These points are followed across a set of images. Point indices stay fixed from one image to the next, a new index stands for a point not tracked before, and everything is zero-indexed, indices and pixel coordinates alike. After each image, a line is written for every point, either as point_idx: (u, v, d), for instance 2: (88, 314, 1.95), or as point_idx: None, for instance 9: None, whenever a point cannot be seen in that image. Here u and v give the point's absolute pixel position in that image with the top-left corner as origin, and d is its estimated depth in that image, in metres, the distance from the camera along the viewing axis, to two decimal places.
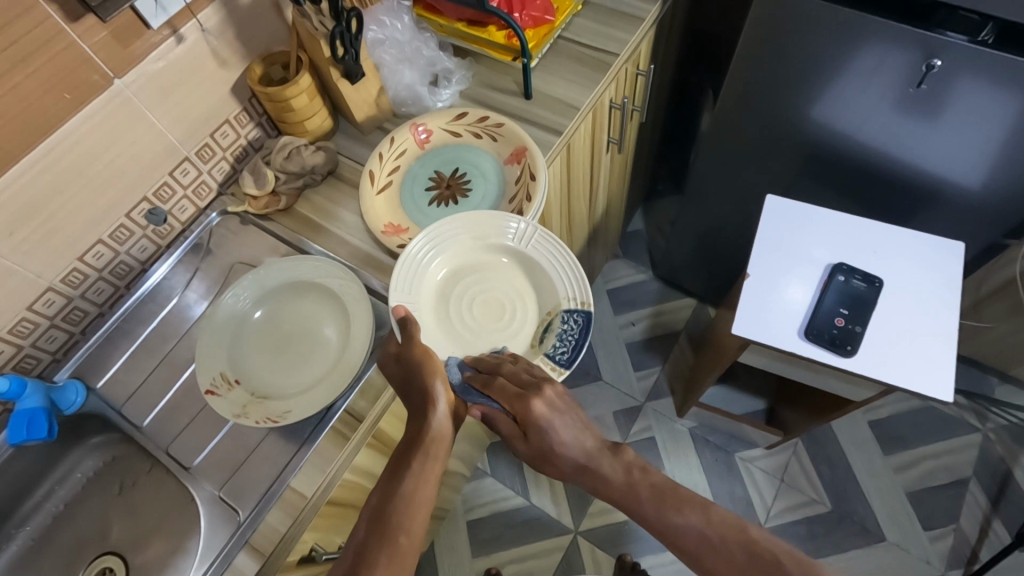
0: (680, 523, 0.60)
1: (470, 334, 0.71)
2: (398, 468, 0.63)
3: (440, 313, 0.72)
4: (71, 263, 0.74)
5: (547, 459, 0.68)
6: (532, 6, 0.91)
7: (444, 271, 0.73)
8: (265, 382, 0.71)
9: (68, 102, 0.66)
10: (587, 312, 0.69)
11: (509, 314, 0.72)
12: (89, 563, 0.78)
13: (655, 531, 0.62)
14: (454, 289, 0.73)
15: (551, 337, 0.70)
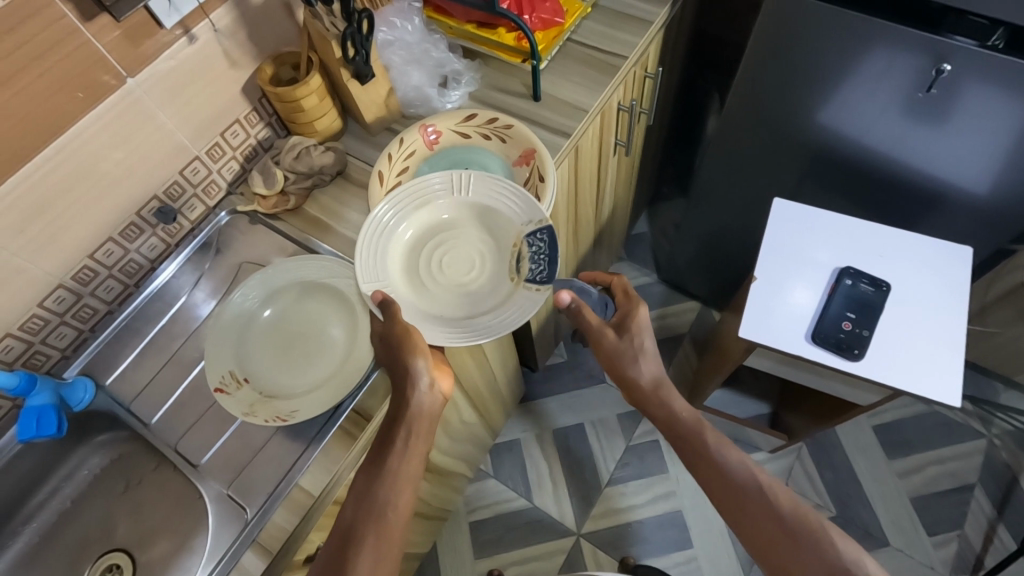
0: (741, 471, 0.68)
1: (450, 295, 0.70)
2: (383, 451, 0.66)
3: (413, 286, 0.70)
4: (82, 260, 0.74)
5: (631, 360, 0.73)
6: (541, 9, 0.91)
7: (407, 248, 0.72)
8: (273, 381, 0.71)
9: (81, 100, 0.66)
10: (547, 227, 0.68)
11: (480, 263, 0.71)
12: (94, 562, 0.78)
13: (709, 473, 0.69)
14: (421, 259, 0.71)
15: (524, 262, 0.69)
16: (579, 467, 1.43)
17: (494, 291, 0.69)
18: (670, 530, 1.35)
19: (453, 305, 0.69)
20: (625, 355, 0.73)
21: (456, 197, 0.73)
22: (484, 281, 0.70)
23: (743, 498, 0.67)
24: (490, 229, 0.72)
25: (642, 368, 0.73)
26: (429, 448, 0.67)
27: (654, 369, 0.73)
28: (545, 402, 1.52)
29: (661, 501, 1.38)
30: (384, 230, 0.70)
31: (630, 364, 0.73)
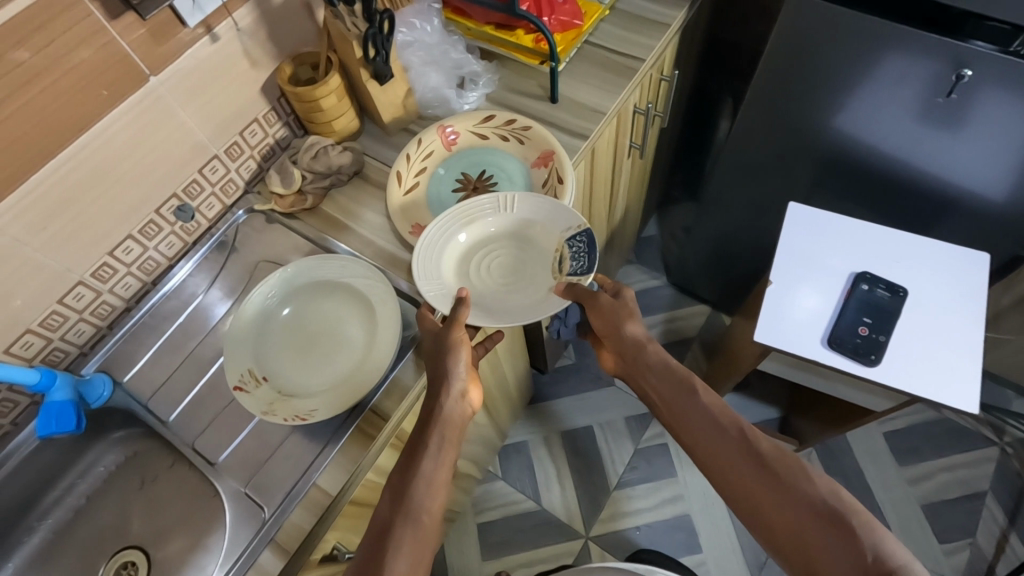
0: (717, 413, 0.68)
1: (498, 299, 0.73)
2: (416, 454, 0.65)
3: (464, 292, 0.73)
4: (102, 257, 0.75)
5: (625, 319, 0.76)
6: (561, 11, 0.92)
7: (461, 256, 0.76)
8: (291, 381, 0.71)
9: (105, 98, 0.66)
10: (587, 231, 0.72)
11: (527, 270, 0.75)
12: (109, 558, 0.78)
13: (690, 420, 0.69)
14: (471, 269, 0.75)
15: (565, 261, 0.72)
16: (587, 470, 1.43)
17: (540, 293, 0.72)
18: (678, 534, 1.35)
19: (503, 306, 0.72)
20: (619, 313, 0.77)
21: (505, 212, 0.77)
22: (531, 283, 0.74)
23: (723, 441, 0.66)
24: (535, 237, 0.76)
25: (635, 326, 0.76)
26: (457, 458, 0.67)
27: (641, 330, 0.76)
28: (553, 405, 1.52)
29: (670, 505, 1.38)
30: (436, 246, 0.74)
31: (623, 322, 0.76)
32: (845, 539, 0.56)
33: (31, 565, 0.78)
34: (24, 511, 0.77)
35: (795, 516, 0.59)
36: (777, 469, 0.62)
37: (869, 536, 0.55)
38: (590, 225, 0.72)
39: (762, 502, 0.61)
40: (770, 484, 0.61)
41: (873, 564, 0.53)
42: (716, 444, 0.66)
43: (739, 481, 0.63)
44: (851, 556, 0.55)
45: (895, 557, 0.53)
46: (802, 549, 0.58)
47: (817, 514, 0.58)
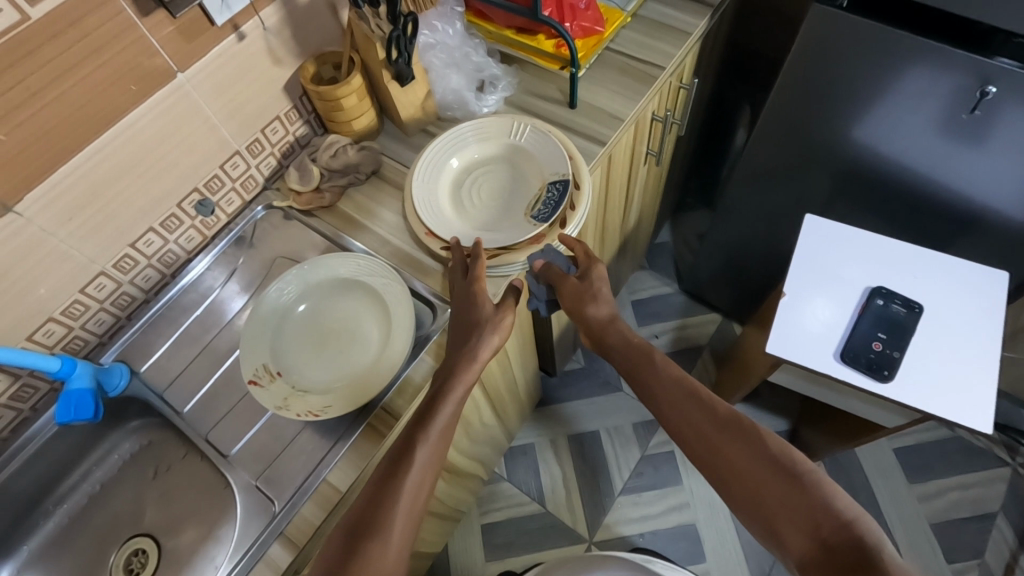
0: (679, 384, 0.69)
1: (479, 217, 0.81)
2: (414, 437, 0.61)
3: (452, 205, 0.82)
4: (124, 249, 0.76)
5: (589, 298, 0.76)
6: (583, 17, 0.92)
7: (458, 175, 0.84)
8: (304, 375, 0.72)
9: (134, 93, 0.67)
10: (565, 180, 0.79)
11: (510, 198, 0.82)
12: (122, 545, 0.79)
13: (657, 387, 0.70)
14: (463, 187, 0.83)
15: (538, 204, 0.80)
16: (593, 474, 1.43)
17: (514, 222, 0.80)
18: (682, 542, 1.34)
19: (479, 223, 0.81)
20: (583, 294, 0.76)
21: (509, 143, 0.85)
22: (508, 211, 0.81)
23: (688, 406, 0.67)
24: (526, 173, 0.83)
25: (598, 308, 0.76)
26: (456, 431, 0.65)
27: (609, 308, 0.76)
28: (560, 409, 1.52)
29: (675, 513, 1.37)
30: (438, 161, 0.83)
31: (588, 304, 0.76)
32: (799, 493, 0.57)
33: (46, 550, 0.79)
34: (40, 497, 0.79)
35: (752, 473, 0.60)
36: (737, 430, 0.63)
37: (821, 488, 0.56)
38: (570, 178, 0.79)
39: (723, 461, 0.62)
40: (731, 444, 0.62)
41: (822, 514, 0.55)
42: (682, 410, 0.67)
43: (704, 442, 0.64)
44: (803, 508, 0.56)
45: (844, 507, 0.54)
46: (759, 503, 0.59)
47: (772, 469, 0.59)
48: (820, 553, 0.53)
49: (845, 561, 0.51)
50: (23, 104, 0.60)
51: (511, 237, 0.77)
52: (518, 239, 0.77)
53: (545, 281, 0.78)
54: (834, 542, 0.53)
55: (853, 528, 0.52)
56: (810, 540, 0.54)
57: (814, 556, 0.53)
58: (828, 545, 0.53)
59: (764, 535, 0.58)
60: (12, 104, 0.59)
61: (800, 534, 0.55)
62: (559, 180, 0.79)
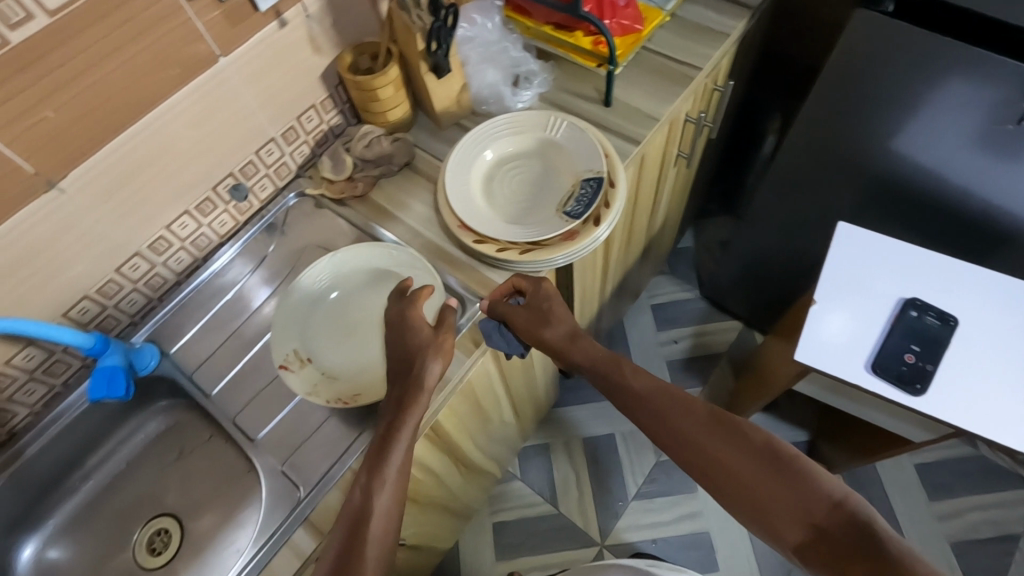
0: (652, 390, 0.68)
1: (510, 210, 0.81)
2: (370, 488, 0.60)
3: (485, 197, 0.82)
4: (158, 231, 0.76)
5: (547, 318, 0.72)
6: (622, 15, 0.91)
7: (491, 167, 0.84)
8: (333, 363, 0.72)
9: (177, 76, 0.68)
10: (599, 178, 0.78)
11: (542, 192, 0.82)
12: (143, 524, 0.80)
13: (633, 394, 0.68)
14: (496, 179, 0.83)
15: (570, 200, 0.79)
16: (607, 478, 1.42)
17: (545, 216, 0.79)
18: (694, 551, 1.33)
19: (511, 216, 0.80)
20: (539, 316, 0.72)
21: (544, 137, 0.85)
22: (539, 205, 0.81)
23: (669, 411, 0.66)
24: (560, 168, 0.83)
25: (554, 328, 0.72)
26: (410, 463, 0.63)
27: (564, 327, 0.72)
28: (576, 410, 1.51)
29: (688, 521, 1.36)
30: (472, 151, 0.83)
31: (545, 325, 0.72)
32: (789, 484, 0.58)
33: (70, 526, 0.79)
34: (66, 473, 0.79)
35: (741, 471, 0.60)
36: (721, 428, 0.63)
37: (807, 473, 0.58)
38: (605, 175, 0.78)
39: (710, 463, 0.62)
40: (716, 443, 0.62)
41: (814, 501, 0.56)
42: (663, 416, 0.66)
43: (688, 447, 0.64)
44: (795, 498, 0.57)
45: (834, 490, 0.56)
46: (751, 501, 0.59)
47: (759, 462, 0.60)
48: (818, 540, 0.55)
49: (844, 547, 0.53)
50: (71, 82, 0.60)
51: (542, 232, 0.77)
52: (551, 235, 0.76)
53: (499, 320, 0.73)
54: (829, 527, 0.55)
55: (847, 511, 0.54)
56: (806, 530, 0.56)
57: (813, 545, 0.55)
58: (824, 531, 0.55)
59: (758, 526, 0.59)
60: (61, 81, 0.59)
61: (795, 524, 0.56)
62: (593, 178, 0.79)
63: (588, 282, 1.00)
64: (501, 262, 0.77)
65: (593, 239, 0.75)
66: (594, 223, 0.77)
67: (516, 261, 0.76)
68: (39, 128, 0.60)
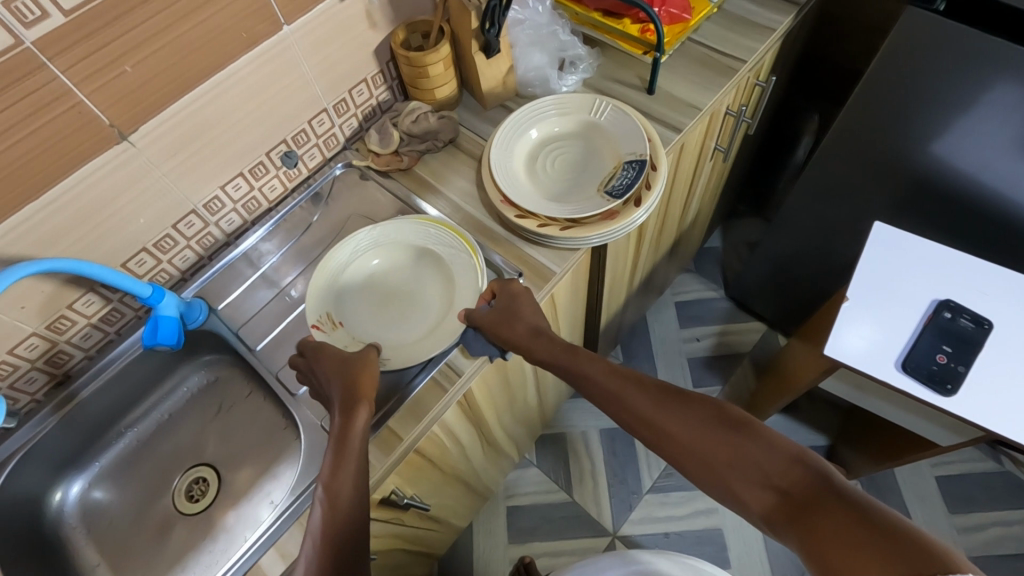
0: (609, 374, 0.65)
1: (552, 187, 0.83)
2: (333, 498, 0.58)
3: (528, 173, 0.85)
4: (214, 191, 0.79)
5: (515, 316, 0.70)
6: (671, 4, 0.93)
7: (535, 146, 0.87)
8: (362, 328, 0.75)
9: (244, 41, 0.71)
10: (642, 160, 0.80)
11: (584, 172, 0.84)
12: (183, 473, 0.83)
13: (592, 379, 0.66)
14: (540, 157, 0.86)
15: (612, 181, 0.81)
16: (623, 469, 1.43)
17: (586, 195, 0.81)
18: (707, 547, 1.33)
19: (553, 194, 0.83)
20: (506, 315, 0.71)
21: (588, 119, 0.87)
22: (581, 184, 0.83)
23: (625, 391, 0.64)
24: (602, 149, 0.85)
25: (519, 327, 0.70)
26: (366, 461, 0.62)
27: (529, 324, 0.70)
28: None
29: (702, 517, 1.36)
30: (519, 129, 0.86)
31: (508, 323, 0.70)
32: (746, 447, 0.55)
33: (114, 469, 0.83)
34: (115, 418, 0.83)
35: (698, 442, 0.57)
36: (677, 401, 0.60)
37: (763, 435, 0.55)
38: (648, 158, 0.80)
39: (668, 438, 0.59)
40: (670, 416, 0.59)
41: (772, 461, 0.53)
42: (620, 396, 0.64)
43: (645, 425, 0.61)
44: (754, 461, 0.54)
45: (789, 447, 0.53)
46: (710, 471, 0.56)
47: (716, 429, 0.57)
48: (779, 502, 0.51)
49: (806, 504, 0.49)
50: (149, 40, 0.63)
51: (583, 210, 0.79)
52: (592, 213, 0.78)
53: (476, 329, 0.72)
54: (790, 486, 0.51)
55: (804, 466, 0.51)
56: (769, 493, 0.52)
57: (777, 509, 0.51)
58: (786, 492, 0.51)
59: (721, 497, 0.56)
60: (140, 38, 0.62)
61: (756, 488, 0.53)
62: (636, 160, 0.81)
63: (619, 269, 1.01)
64: (541, 237, 0.78)
65: (630, 221, 0.77)
66: (634, 205, 0.78)
67: (556, 236, 0.77)
68: (117, 82, 0.63)
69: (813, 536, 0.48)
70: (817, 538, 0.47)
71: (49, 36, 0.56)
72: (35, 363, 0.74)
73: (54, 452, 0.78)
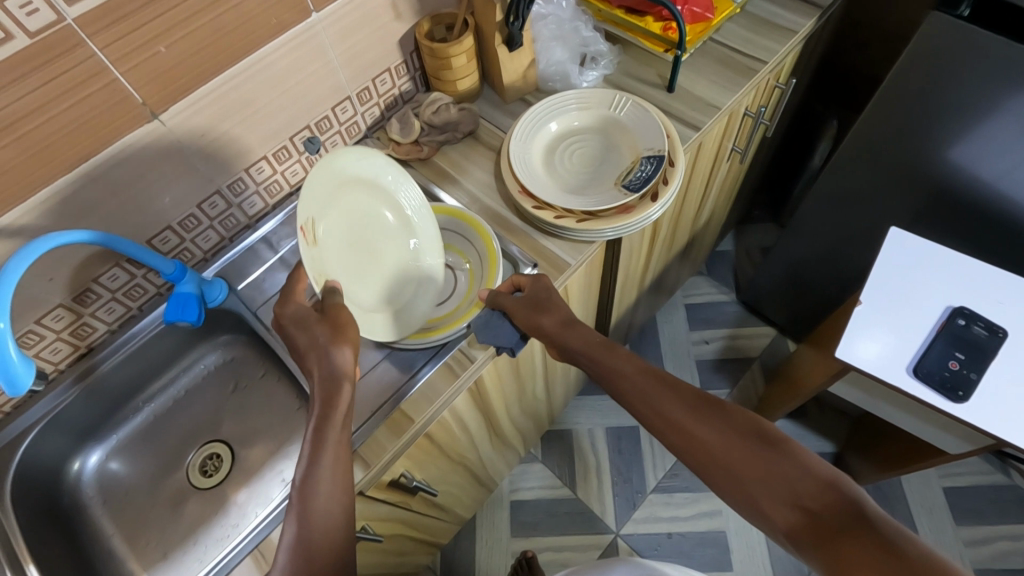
0: (641, 372, 0.64)
1: (569, 180, 0.85)
2: (306, 492, 0.56)
3: (546, 165, 0.86)
4: (238, 173, 0.81)
5: (544, 305, 0.71)
6: (694, 3, 0.94)
7: (553, 139, 0.88)
8: (327, 252, 0.68)
9: (274, 26, 0.72)
10: (660, 156, 0.81)
11: (601, 167, 0.85)
12: (197, 449, 0.85)
13: (622, 374, 0.65)
14: (558, 150, 0.87)
15: (630, 176, 0.82)
16: (628, 468, 1.43)
17: (602, 189, 0.83)
18: (710, 549, 1.33)
19: (570, 186, 0.84)
20: (537, 305, 0.71)
21: (607, 114, 0.88)
22: (598, 178, 0.84)
23: (656, 392, 0.62)
24: (621, 146, 0.86)
25: (549, 318, 0.70)
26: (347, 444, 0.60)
27: (560, 315, 0.70)
28: (603, 400, 1.53)
29: (705, 519, 1.36)
30: (538, 121, 0.87)
31: (540, 314, 0.70)
32: (778, 464, 0.54)
33: (131, 442, 0.85)
34: (133, 392, 0.85)
35: (728, 453, 0.56)
36: (709, 410, 0.60)
37: (795, 454, 0.55)
38: (666, 154, 0.81)
39: (697, 446, 0.58)
40: (701, 424, 0.59)
41: (804, 482, 0.53)
42: (649, 398, 0.62)
43: (675, 430, 0.60)
44: (784, 479, 0.53)
45: (821, 471, 0.53)
46: (738, 484, 0.55)
47: (749, 443, 0.56)
48: (807, 522, 0.51)
49: (834, 528, 0.50)
50: (184, 22, 0.65)
51: (601, 203, 0.80)
52: (609, 206, 0.79)
53: (499, 312, 0.73)
54: (819, 508, 0.51)
55: (836, 490, 0.51)
56: (796, 513, 0.52)
57: (802, 528, 0.51)
58: (813, 514, 0.51)
59: (745, 510, 0.56)
60: (175, 20, 0.64)
61: (785, 506, 0.53)
62: (654, 155, 0.82)
63: (632, 265, 1.02)
64: (557, 229, 0.79)
65: (645, 216, 0.78)
66: (651, 200, 0.79)
67: (573, 228, 0.78)
68: (151, 62, 0.65)
69: (838, 560, 0.48)
70: (843, 563, 0.48)
71: (89, 14, 0.58)
72: (60, 334, 0.75)
73: (75, 422, 0.80)
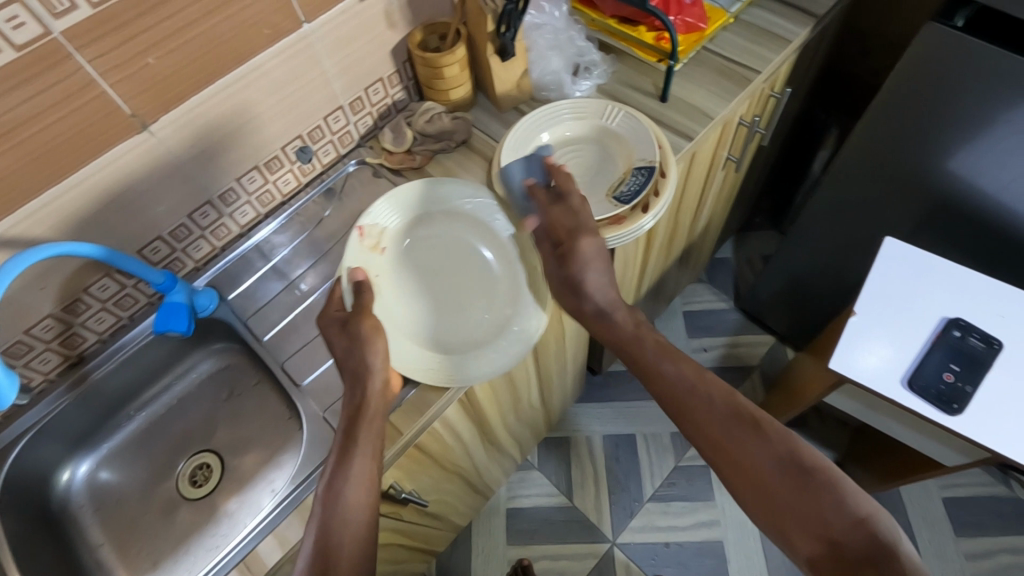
0: (684, 378, 0.66)
1: None
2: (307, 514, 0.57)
3: None
4: (229, 183, 0.81)
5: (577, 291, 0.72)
6: (687, 13, 0.94)
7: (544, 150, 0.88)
8: (404, 300, 0.76)
9: (266, 37, 0.72)
10: (652, 167, 0.81)
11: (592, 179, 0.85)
12: (187, 458, 0.84)
13: (664, 378, 0.66)
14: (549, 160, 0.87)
15: (622, 186, 0.82)
16: (625, 476, 1.43)
17: (593, 201, 0.83)
18: (707, 559, 1.32)
19: None
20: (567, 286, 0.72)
21: (599, 123, 0.88)
22: (589, 189, 0.84)
23: (698, 401, 0.64)
24: (612, 156, 0.86)
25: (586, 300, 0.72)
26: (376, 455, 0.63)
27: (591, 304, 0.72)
28: (601, 407, 1.52)
29: (703, 529, 1.35)
30: (530, 132, 0.87)
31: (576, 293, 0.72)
32: (812, 494, 0.56)
33: (122, 451, 0.85)
34: (124, 401, 0.85)
35: (766, 475, 0.58)
36: (752, 429, 0.61)
37: (834, 487, 0.56)
38: (657, 165, 0.81)
39: (735, 463, 0.60)
40: (740, 441, 0.60)
41: (837, 516, 0.55)
42: (692, 407, 0.64)
43: (714, 442, 0.62)
44: (815, 511, 0.56)
45: (856, 506, 0.55)
46: (769, 505, 0.58)
47: (785, 469, 0.58)
48: (832, 553, 0.54)
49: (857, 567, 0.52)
50: (173, 35, 0.65)
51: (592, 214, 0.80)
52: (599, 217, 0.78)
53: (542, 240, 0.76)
54: (847, 542, 0.53)
55: (868, 529, 0.53)
56: (822, 544, 0.55)
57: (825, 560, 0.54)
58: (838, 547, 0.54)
59: (770, 529, 0.58)
60: (163, 33, 0.64)
61: (812, 535, 0.55)
62: (645, 165, 0.81)
63: (627, 274, 1.01)
64: None
65: (637, 227, 0.78)
66: (642, 211, 0.79)
67: None
68: (142, 74, 0.65)
69: None
70: None
71: (76, 27, 0.58)
72: (49, 344, 0.75)
73: (65, 432, 0.80)
